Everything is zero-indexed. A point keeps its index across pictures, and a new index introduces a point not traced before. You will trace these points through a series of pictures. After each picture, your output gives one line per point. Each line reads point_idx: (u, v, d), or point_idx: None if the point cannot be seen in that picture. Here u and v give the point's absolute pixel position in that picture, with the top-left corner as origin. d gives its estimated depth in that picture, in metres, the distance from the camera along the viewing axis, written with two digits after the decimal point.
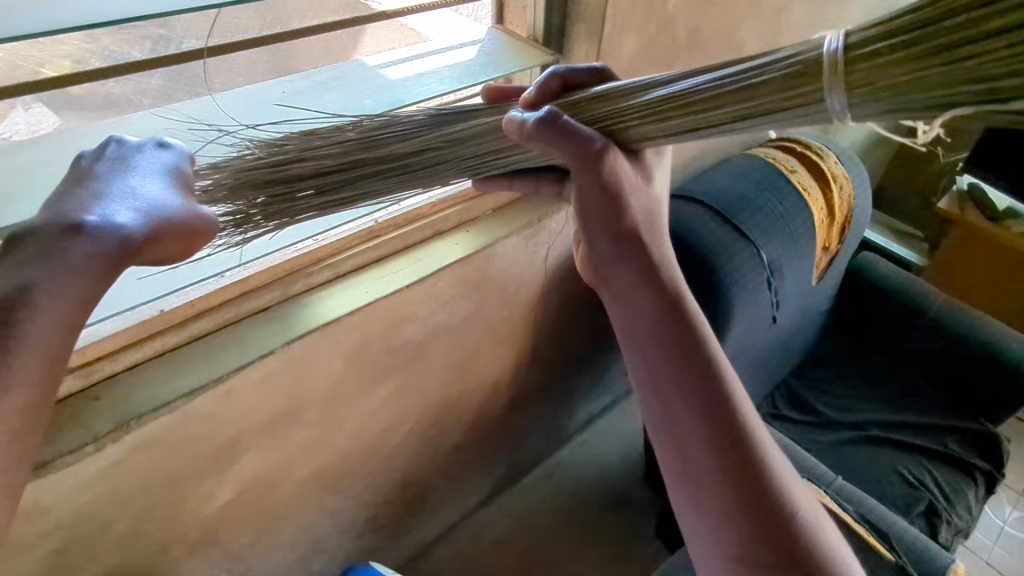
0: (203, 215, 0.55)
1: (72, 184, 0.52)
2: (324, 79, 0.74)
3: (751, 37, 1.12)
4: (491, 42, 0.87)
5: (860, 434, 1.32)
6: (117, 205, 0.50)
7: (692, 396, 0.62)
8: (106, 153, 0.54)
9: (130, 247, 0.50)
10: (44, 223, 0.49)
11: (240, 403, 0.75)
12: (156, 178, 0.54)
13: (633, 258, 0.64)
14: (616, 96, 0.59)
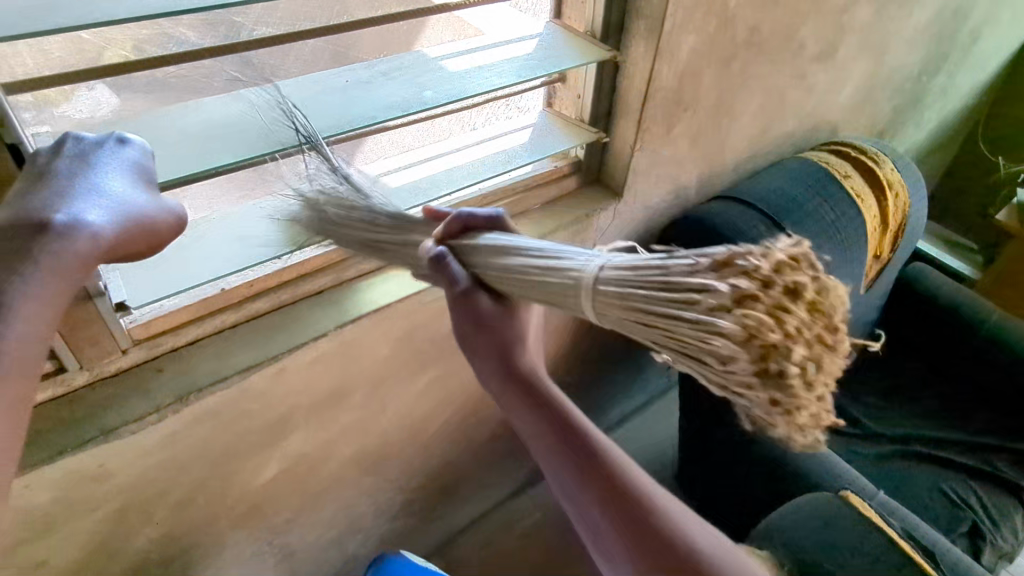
0: (169, 213, 0.55)
1: (30, 180, 0.50)
2: (385, 69, 0.75)
3: (812, 39, 1.09)
4: (551, 36, 0.87)
5: (904, 449, 1.29)
6: (81, 204, 0.50)
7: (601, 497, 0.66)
8: (65, 149, 0.52)
9: (97, 246, 0.50)
10: (7, 223, 0.48)
11: (292, 382, 0.78)
12: (120, 173, 0.52)
13: (499, 373, 0.69)
14: (475, 249, 0.63)
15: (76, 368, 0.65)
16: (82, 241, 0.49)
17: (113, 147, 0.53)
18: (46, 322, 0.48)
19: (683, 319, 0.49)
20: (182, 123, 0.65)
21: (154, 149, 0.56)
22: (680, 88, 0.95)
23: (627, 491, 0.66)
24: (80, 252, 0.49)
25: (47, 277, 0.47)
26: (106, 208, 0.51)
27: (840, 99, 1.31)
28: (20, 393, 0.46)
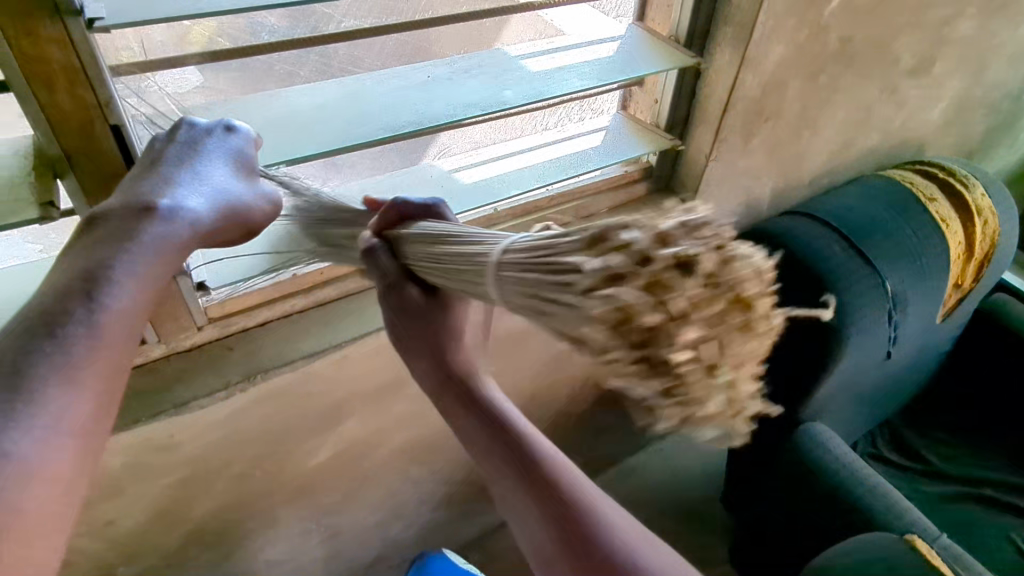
0: (264, 203, 0.58)
1: (143, 166, 0.53)
2: (467, 66, 0.75)
3: (907, 52, 1.04)
4: (633, 38, 0.84)
5: (970, 491, 1.23)
6: (187, 191, 0.53)
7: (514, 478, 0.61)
8: (178, 136, 0.55)
9: (199, 232, 0.53)
10: (120, 205, 0.51)
11: (352, 370, 0.80)
12: (225, 163, 0.56)
13: (425, 363, 0.65)
14: (407, 240, 0.60)
15: (155, 341, 0.68)
16: (186, 226, 0.52)
17: (222, 136, 0.56)
18: (142, 301, 0.49)
19: (559, 303, 0.45)
20: (269, 112, 0.66)
21: (262, 138, 0.59)
22: (763, 98, 0.92)
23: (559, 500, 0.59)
24: (183, 236, 0.52)
25: (149, 257, 0.49)
26: (208, 196, 0.54)
27: (932, 115, 1.24)
28: (116, 368, 0.46)
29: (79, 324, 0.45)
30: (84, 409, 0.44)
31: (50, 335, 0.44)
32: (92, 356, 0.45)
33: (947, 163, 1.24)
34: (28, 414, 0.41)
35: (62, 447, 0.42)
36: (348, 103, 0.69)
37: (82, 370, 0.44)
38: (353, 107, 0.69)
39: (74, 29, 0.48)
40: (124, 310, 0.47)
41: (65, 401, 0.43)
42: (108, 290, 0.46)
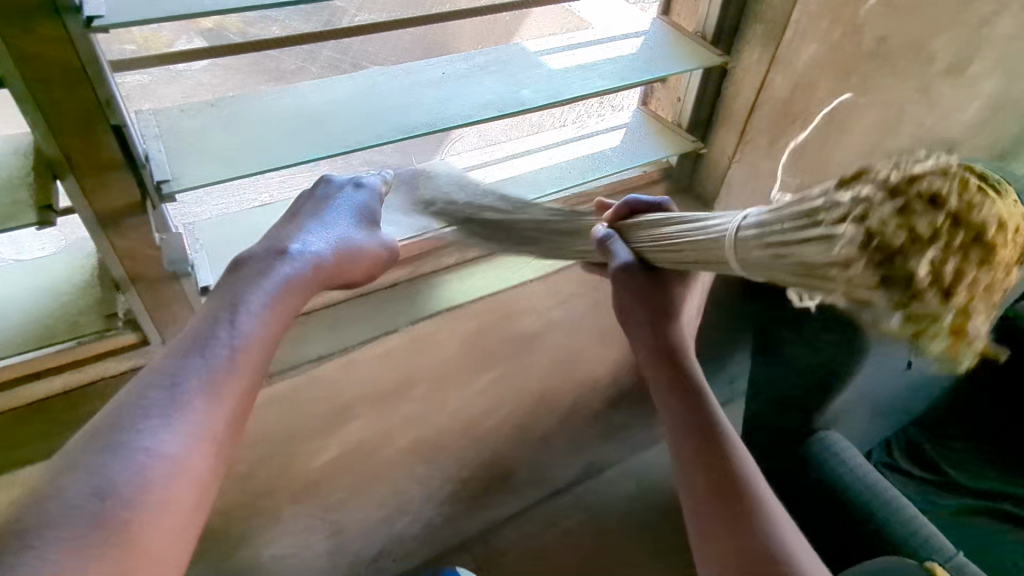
0: (387, 243, 0.70)
1: (285, 217, 0.66)
2: (484, 62, 0.72)
3: (946, 51, 0.99)
4: (658, 34, 0.81)
5: (986, 504, 1.20)
6: (312, 237, 0.64)
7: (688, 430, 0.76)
8: (320, 191, 0.68)
9: (320, 270, 0.64)
10: (260, 251, 0.62)
11: (360, 372, 0.79)
12: (355, 213, 0.68)
13: (647, 339, 0.79)
14: (635, 228, 0.71)
15: (159, 343, 0.68)
16: (309, 265, 0.63)
17: (349, 189, 0.69)
18: (266, 329, 0.58)
19: (812, 241, 0.48)
20: (277, 108, 0.63)
21: (385, 187, 0.72)
22: (792, 100, 0.88)
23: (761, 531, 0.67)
24: (306, 274, 0.63)
25: (276, 291, 0.60)
26: (331, 238, 0.65)
27: (966, 115, 1.19)
28: (245, 386, 0.55)
29: (220, 344, 0.54)
30: (219, 417, 0.52)
31: (197, 350, 0.53)
32: (228, 372, 0.54)
33: (978, 165, 1.19)
34: (173, 414, 0.50)
35: (197, 449, 0.50)
36: (359, 100, 0.66)
37: (220, 384, 0.53)
38: (364, 104, 0.66)
39: (72, 28, 0.46)
40: (253, 333, 0.56)
41: (206, 407, 0.51)
42: (239, 316, 0.56)
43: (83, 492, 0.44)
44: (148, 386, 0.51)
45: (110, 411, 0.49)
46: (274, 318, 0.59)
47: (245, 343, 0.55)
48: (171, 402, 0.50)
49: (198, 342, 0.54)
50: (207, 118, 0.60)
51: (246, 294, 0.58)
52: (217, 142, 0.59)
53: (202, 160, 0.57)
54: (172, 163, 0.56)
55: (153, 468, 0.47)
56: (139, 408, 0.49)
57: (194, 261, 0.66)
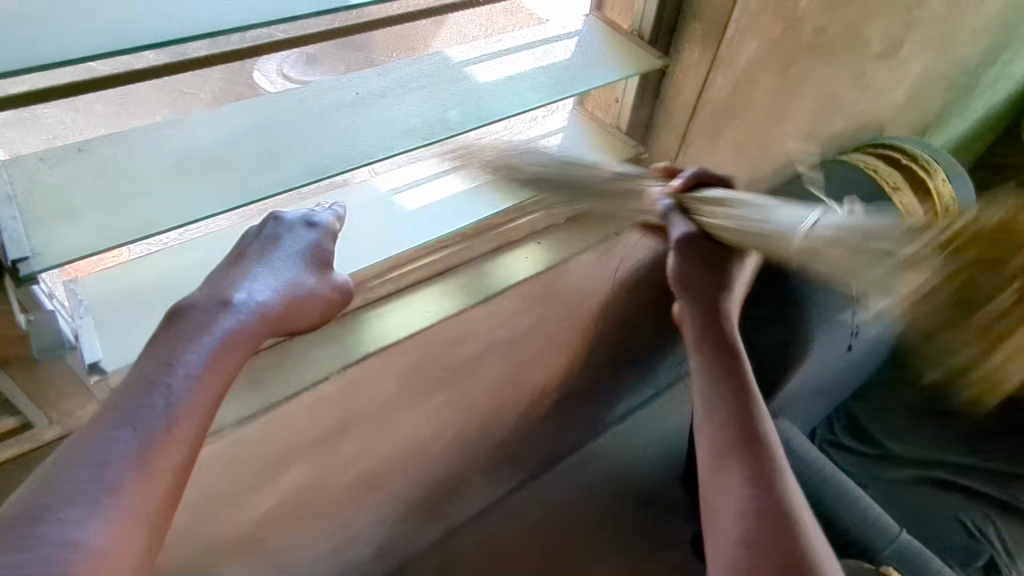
0: (337, 284, 0.61)
1: (228, 258, 0.58)
2: (404, 77, 0.64)
3: (879, 36, 0.97)
4: (592, 35, 0.75)
5: (923, 474, 1.26)
6: (259, 283, 0.56)
7: (733, 416, 0.82)
8: (264, 231, 0.60)
9: (267, 322, 0.56)
10: (201, 299, 0.54)
11: (290, 423, 0.72)
12: (300, 258, 0.59)
13: (701, 312, 0.86)
14: (697, 201, 0.80)
15: (46, 424, 0.58)
16: (254, 317, 0.55)
17: (300, 230, 0.60)
18: (205, 392, 0.50)
19: None
20: (163, 151, 0.54)
21: (338, 227, 0.63)
22: (733, 97, 0.84)
23: (775, 488, 0.74)
24: (252, 327, 0.55)
25: (215, 349, 0.52)
26: (280, 282, 0.57)
27: (898, 94, 1.18)
28: (178, 461, 0.48)
29: (151, 406, 0.47)
30: (155, 496, 0.46)
31: (127, 421, 0.46)
32: (162, 448, 0.46)
33: (911, 145, 1.15)
34: (98, 496, 0.44)
35: (122, 531, 0.44)
36: (262, 134, 0.57)
37: (151, 460, 0.46)
38: (269, 140, 0.57)
39: None
40: (190, 398, 0.49)
41: (136, 490, 0.45)
42: (173, 381, 0.49)
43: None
44: (70, 459, 0.45)
45: (32, 491, 0.44)
46: (213, 382, 0.51)
47: (175, 412, 0.48)
48: (96, 483, 0.44)
49: (125, 412, 0.47)
50: (75, 170, 0.51)
51: (181, 351, 0.50)
52: (91, 200, 0.50)
53: (75, 229, 0.49)
54: (33, 235, 0.47)
55: (79, 558, 0.42)
56: (60, 490, 0.44)
57: (77, 332, 0.56)
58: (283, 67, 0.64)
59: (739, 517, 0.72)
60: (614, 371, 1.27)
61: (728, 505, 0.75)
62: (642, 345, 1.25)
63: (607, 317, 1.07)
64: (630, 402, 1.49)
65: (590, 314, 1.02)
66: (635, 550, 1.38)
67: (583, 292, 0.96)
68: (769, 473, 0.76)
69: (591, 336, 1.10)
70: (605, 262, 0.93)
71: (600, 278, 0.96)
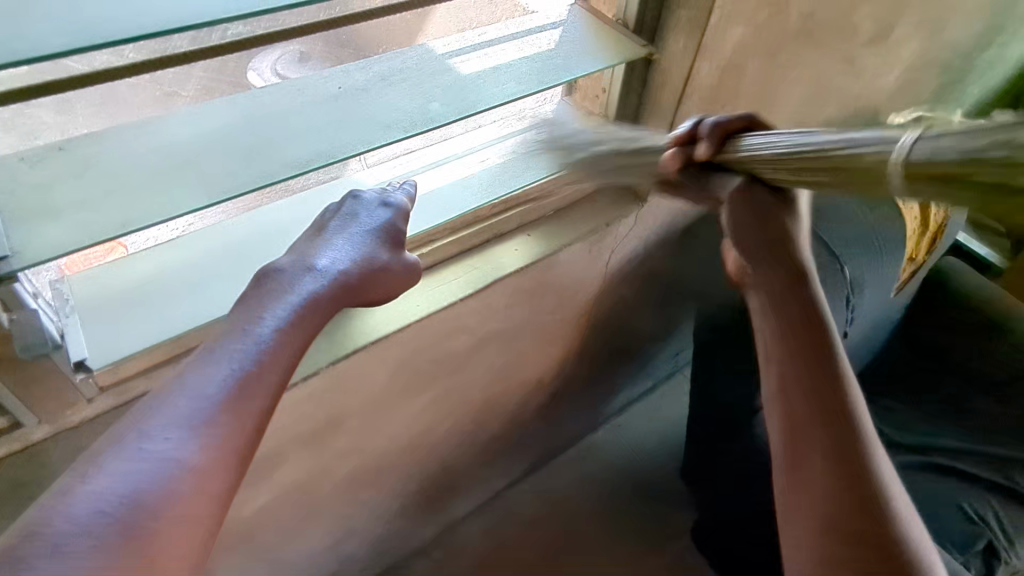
0: (409, 262, 0.66)
1: (311, 230, 0.63)
2: (386, 71, 0.64)
3: (868, 21, 0.96)
4: (576, 24, 0.74)
5: (921, 459, 1.27)
6: (337, 254, 0.60)
7: (801, 368, 0.60)
8: (342, 207, 0.64)
9: (346, 288, 0.60)
10: (289, 265, 0.58)
11: (279, 418, 0.72)
12: (374, 233, 0.63)
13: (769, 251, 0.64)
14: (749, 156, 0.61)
15: (35, 423, 0.59)
16: (333, 280, 0.58)
17: (377, 208, 0.65)
18: (288, 346, 0.52)
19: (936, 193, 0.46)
20: (145, 147, 0.54)
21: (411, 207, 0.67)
22: (719, 84, 0.84)
23: (870, 490, 0.54)
24: (327, 296, 0.58)
25: (300, 306, 0.55)
26: (358, 251, 0.61)
27: (889, 80, 1.18)
28: (265, 402, 0.48)
29: (240, 347, 0.49)
30: (245, 432, 0.46)
31: (219, 360, 0.48)
32: (252, 385, 0.48)
33: None
34: (193, 422, 0.44)
35: (212, 460, 0.44)
36: (245, 131, 0.57)
37: (241, 395, 0.47)
38: (251, 136, 0.57)
39: None
40: (275, 345, 0.51)
41: (232, 423, 0.46)
42: (258, 330, 0.51)
43: (106, 495, 0.40)
44: (165, 394, 0.46)
45: (127, 418, 0.45)
46: (297, 335, 0.54)
47: (265, 353, 0.50)
48: (192, 411, 0.45)
49: (221, 351, 0.49)
50: (55, 168, 0.51)
51: (267, 306, 0.53)
52: (72, 198, 0.50)
53: (56, 227, 0.49)
54: (12, 234, 0.48)
55: (174, 477, 0.42)
56: (160, 413, 0.44)
57: (63, 331, 0.56)
58: (276, 66, 0.65)
59: (830, 507, 0.53)
60: (610, 363, 1.27)
61: (803, 500, 0.55)
62: (638, 337, 1.25)
63: (600, 307, 1.07)
64: (628, 395, 1.49)
65: (582, 305, 1.02)
66: (634, 540, 1.38)
67: (574, 283, 0.96)
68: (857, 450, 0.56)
69: (585, 329, 1.10)
70: (596, 252, 0.93)
71: (590, 269, 0.96)
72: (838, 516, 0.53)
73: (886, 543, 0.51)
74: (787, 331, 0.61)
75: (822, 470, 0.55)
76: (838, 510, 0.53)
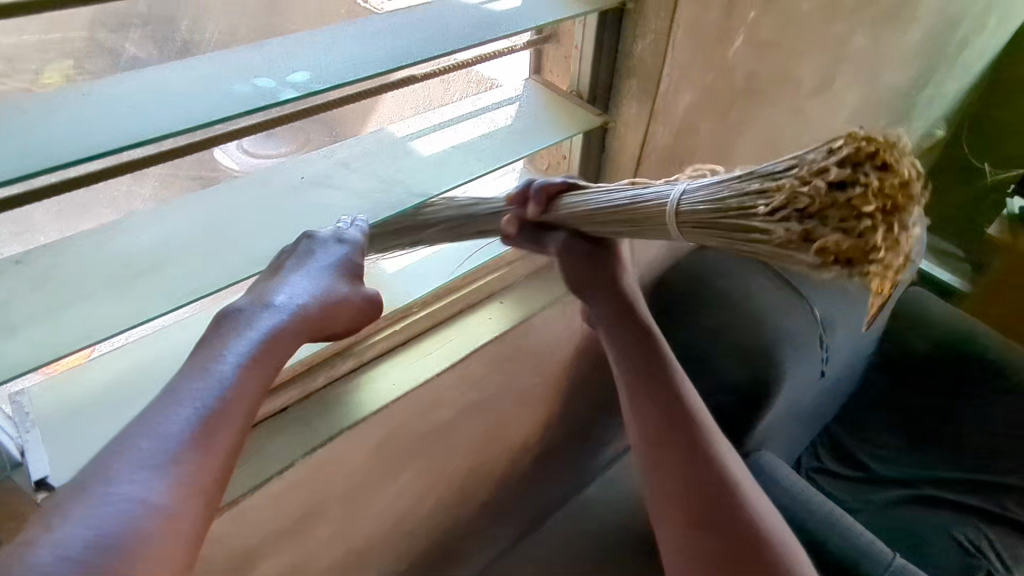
0: (371, 297, 0.61)
1: (266, 269, 0.57)
2: (347, 156, 0.65)
3: (810, 74, 1.01)
4: (531, 99, 0.78)
5: (911, 492, 1.28)
6: (295, 287, 0.55)
7: (653, 400, 0.84)
8: (298, 248, 0.58)
9: (306, 323, 0.55)
10: (244, 304, 0.53)
11: (257, 514, 0.69)
12: (334, 268, 0.58)
13: (613, 311, 0.83)
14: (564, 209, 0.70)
15: None
16: (294, 316, 0.54)
17: (332, 244, 0.59)
18: (252, 381, 0.49)
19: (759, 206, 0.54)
20: (106, 254, 0.54)
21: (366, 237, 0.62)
22: (676, 144, 0.86)
23: (712, 477, 0.80)
24: (295, 328, 0.54)
25: (260, 343, 0.51)
26: (317, 286, 0.56)
27: (838, 125, 1.23)
28: (236, 439, 0.46)
29: (205, 385, 0.46)
30: (210, 470, 0.44)
31: (185, 398, 0.45)
32: (221, 420, 0.45)
33: None
34: (159, 462, 0.42)
35: (185, 499, 0.42)
36: (208, 227, 0.57)
37: (207, 431, 0.44)
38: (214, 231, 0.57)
39: None
40: (240, 379, 0.48)
41: (196, 467, 0.43)
42: (223, 364, 0.48)
43: (73, 538, 0.37)
44: (116, 447, 0.42)
45: (87, 463, 0.42)
46: (263, 370, 0.50)
47: (229, 390, 0.47)
48: (155, 451, 0.42)
49: (182, 389, 0.45)
50: (11, 283, 0.51)
51: (228, 341, 0.50)
52: (32, 310, 0.50)
53: (15, 341, 0.48)
54: None
55: (143, 520, 0.39)
56: (122, 456, 0.41)
57: (23, 446, 0.55)
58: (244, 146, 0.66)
59: (687, 504, 0.79)
60: (595, 419, 1.26)
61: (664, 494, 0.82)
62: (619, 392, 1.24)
63: (579, 365, 1.07)
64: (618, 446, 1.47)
65: (562, 366, 1.02)
66: None
67: (552, 345, 0.96)
68: (698, 450, 0.82)
69: (566, 387, 1.09)
70: (570, 313, 0.93)
71: (566, 330, 0.97)
72: (692, 506, 0.79)
73: (729, 515, 0.77)
74: (636, 367, 0.85)
75: (674, 472, 0.81)
76: (688, 508, 0.79)
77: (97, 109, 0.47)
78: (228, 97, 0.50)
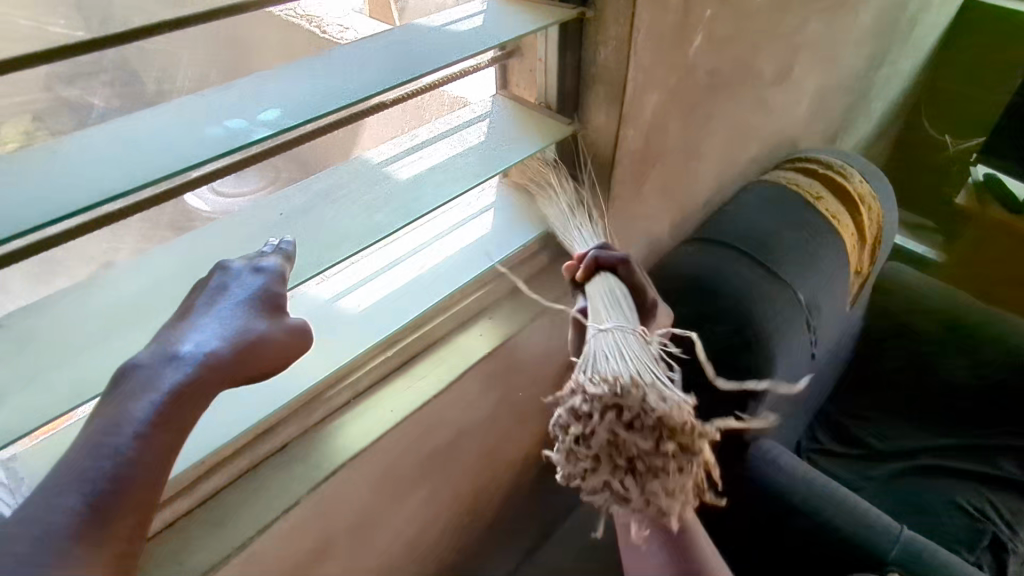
0: (299, 327, 0.53)
1: (176, 313, 0.50)
2: (325, 189, 0.66)
3: (769, 66, 1.03)
4: (501, 115, 0.79)
5: (911, 464, 1.29)
6: (203, 332, 0.48)
7: None
8: (211, 284, 0.51)
9: (223, 370, 0.47)
10: (146, 356, 0.45)
11: (265, 558, 0.68)
12: (251, 304, 0.51)
13: None
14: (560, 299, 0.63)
15: None
16: (205, 367, 0.46)
17: (245, 275, 0.52)
18: (159, 448, 0.42)
19: None
20: (88, 313, 0.53)
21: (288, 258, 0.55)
22: (647, 145, 0.88)
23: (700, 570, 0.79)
24: (205, 380, 0.46)
25: (164, 403, 0.43)
26: (231, 328, 0.49)
27: (801, 112, 1.26)
28: (139, 516, 0.40)
29: (102, 464, 0.40)
30: (110, 557, 0.38)
31: (72, 486, 0.38)
32: (116, 503, 0.39)
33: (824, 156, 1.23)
34: (50, 553, 0.36)
35: None
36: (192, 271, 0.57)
37: (103, 518, 0.38)
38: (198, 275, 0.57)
39: None
40: (140, 453, 0.41)
41: (92, 554, 0.37)
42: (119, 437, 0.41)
43: None
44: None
45: None
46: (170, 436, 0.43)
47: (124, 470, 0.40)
48: (38, 557, 0.36)
49: (70, 475, 0.39)
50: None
51: (126, 405, 0.42)
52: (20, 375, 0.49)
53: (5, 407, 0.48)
54: None
55: None
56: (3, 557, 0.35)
57: None
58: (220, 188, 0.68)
59: None
60: None
61: None
62: None
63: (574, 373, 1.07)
64: None
65: (556, 375, 1.02)
66: None
67: (544, 356, 0.96)
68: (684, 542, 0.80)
69: None
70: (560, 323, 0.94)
71: (557, 340, 0.97)
72: None
73: None
74: None
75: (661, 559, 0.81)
76: None
77: (66, 166, 0.47)
78: (199, 142, 0.49)
